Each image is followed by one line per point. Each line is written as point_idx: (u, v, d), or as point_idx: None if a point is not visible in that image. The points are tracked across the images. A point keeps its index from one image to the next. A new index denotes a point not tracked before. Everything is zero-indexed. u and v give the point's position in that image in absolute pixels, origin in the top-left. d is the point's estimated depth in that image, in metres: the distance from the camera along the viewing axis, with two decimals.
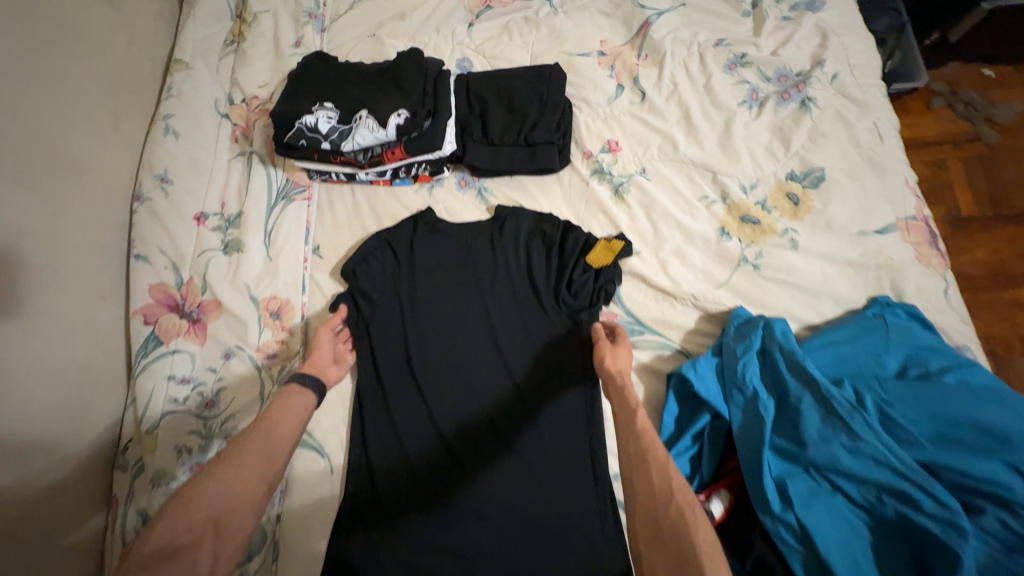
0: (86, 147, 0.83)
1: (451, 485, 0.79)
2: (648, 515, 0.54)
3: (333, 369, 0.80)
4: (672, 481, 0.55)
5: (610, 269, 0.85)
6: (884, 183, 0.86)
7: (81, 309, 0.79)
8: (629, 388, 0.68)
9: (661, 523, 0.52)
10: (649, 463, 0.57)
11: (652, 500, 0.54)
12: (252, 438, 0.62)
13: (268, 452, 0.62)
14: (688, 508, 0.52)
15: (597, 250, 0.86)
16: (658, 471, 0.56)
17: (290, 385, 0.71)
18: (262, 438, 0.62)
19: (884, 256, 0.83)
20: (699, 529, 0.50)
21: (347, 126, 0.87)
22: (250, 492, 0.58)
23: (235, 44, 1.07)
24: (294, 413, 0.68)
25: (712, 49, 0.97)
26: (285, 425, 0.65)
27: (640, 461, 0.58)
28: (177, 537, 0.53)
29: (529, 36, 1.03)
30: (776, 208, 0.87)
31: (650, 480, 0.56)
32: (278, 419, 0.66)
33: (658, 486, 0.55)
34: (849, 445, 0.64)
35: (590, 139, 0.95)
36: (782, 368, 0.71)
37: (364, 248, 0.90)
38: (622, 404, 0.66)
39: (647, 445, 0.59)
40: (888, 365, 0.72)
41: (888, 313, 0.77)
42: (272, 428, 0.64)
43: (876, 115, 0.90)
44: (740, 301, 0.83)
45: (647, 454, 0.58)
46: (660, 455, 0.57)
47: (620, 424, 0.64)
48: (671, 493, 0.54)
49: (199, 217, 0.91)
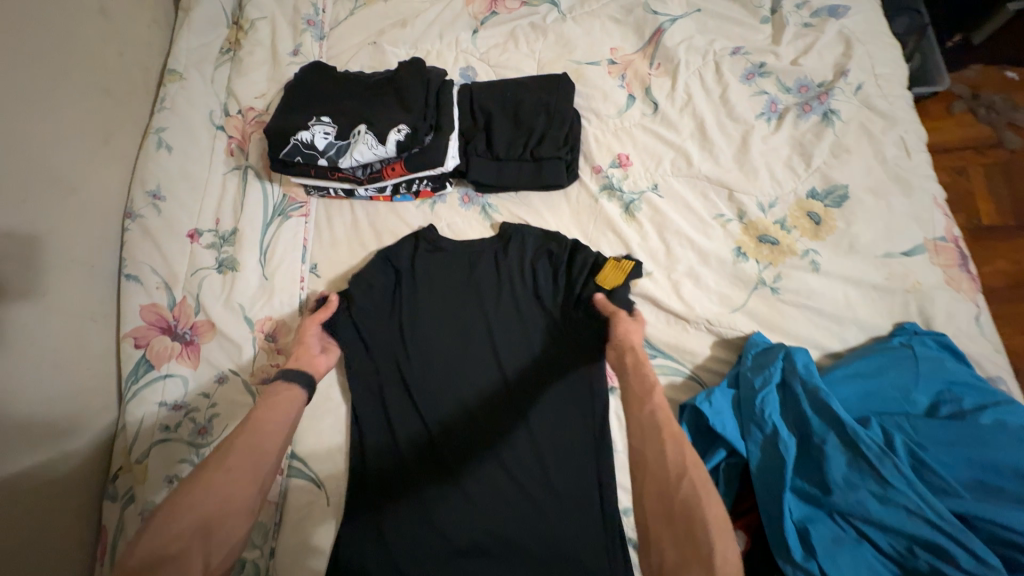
0: (75, 162, 0.80)
1: (451, 520, 0.75)
2: (660, 492, 0.52)
3: (322, 360, 0.76)
4: (686, 458, 0.53)
5: (622, 290, 0.79)
6: (913, 202, 0.81)
7: (69, 332, 0.76)
8: (646, 364, 0.67)
9: (673, 502, 0.51)
10: (662, 438, 0.56)
11: (665, 476, 0.53)
12: (240, 435, 0.60)
13: (257, 452, 0.60)
14: (703, 485, 0.51)
15: (607, 270, 0.80)
16: (671, 447, 0.55)
17: (277, 382, 0.69)
18: (250, 434, 0.61)
19: (911, 279, 0.78)
20: (711, 505, 0.50)
21: (345, 142, 0.84)
22: (242, 494, 0.56)
23: (231, 52, 1.03)
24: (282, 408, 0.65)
25: (729, 58, 0.92)
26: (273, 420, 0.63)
27: (654, 435, 0.56)
28: (167, 544, 0.51)
29: (536, 44, 0.99)
30: (796, 227, 0.82)
31: (663, 454, 0.54)
32: (265, 415, 0.63)
33: (672, 463, 0.53)
34: (879, 493, 0.60)
35: (599, 153, 0.91)
36: (805, 406, 0.67)
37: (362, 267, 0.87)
38: (639, 377, 0.64)
39: (662, 421, 0.57)
40: (917, 402, 0.68)
41: (918, 342, 0.72)
42: (260, 424, 0.62)
43: (903, 128, 0.85)
44: (758, 326, 0.79)
45: (660, 430, 0.56)
46: (675, 432, 0.56)
47: (631, 397, 0.62)
48: (684, 469, 0.52)
49: (192, 234, 0.89)
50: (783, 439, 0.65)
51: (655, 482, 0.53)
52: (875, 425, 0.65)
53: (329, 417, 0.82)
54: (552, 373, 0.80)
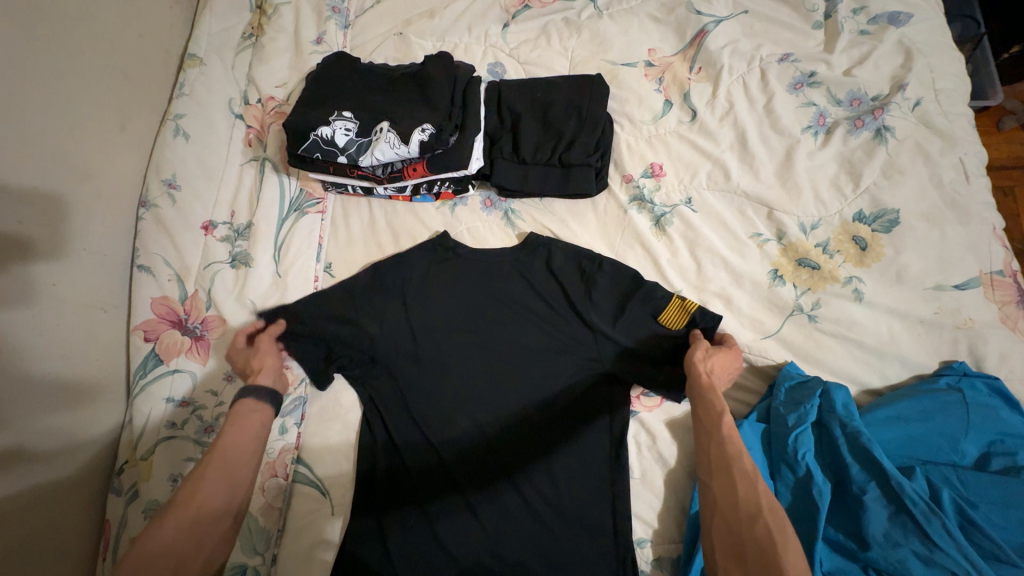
0: (90, 148, 0.78)
1: (457, 539, 0.73)
2: (731, 530, 0.52)
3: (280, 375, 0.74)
4: (760, 499, 0.52)
5: (679, 332, 0.75)
6: (969, 231, 0.75)
7: (81, 323, 0.74)
8: (715, 388, 0.65)
9: (744, 542, 0.51)
10: (734, 472, 0.55)
11: (736, 517, 0.53)
12: (211, 463, 0.61)
13: (232, 478, 0.61)
14: (777, 527, 0.50)
15: (671, 310, 0.75)
16: (743, 485, 0.54)
17: (243, 402, 0.67)
18: (222, 461, 0.61)
19: (963, 316, 0.72)
20: (791, 549, 0.48)
21: (366, 139, 0.80)
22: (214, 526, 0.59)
23: (253, 38, 1.00)
24: (252, 425, 0.65)
25: (776, 65, 0.86)
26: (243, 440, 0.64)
27: (724, 469, 0.57)
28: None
29: (569, 41, 0.94)
30: (839, 252, 0.77)
31: (734, 491, 0.54)
32: (235, 443, 0.63)
33: (742, 499, 0.53)
34: (924, 553, 0.57)
35: (631, 161, 0.86)
36: (843, 451, 0.64)
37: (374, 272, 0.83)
38: (706, 406, 0.63)
39: (733, 457, 0.57)
40: (966, 452, 0.64)
41: (966, 385, 0.68)
42: (229, 453, 0.62)
43: (963, 149, 0.78)
44: (791, 356, 0.75)
45: (730, 465, 0.56)
46: (747, 468, 0.55)
47: (702, 425, 0.62)
48: (759, 507, 0.52)
49: (207, 226, 0.87)
50: (817, 483, 0.62)
51: (728, 517, 0.53)
52: (919, 477, 0.62)
53: (337, 424, 0.80)
54: (571, 392, 0.77)
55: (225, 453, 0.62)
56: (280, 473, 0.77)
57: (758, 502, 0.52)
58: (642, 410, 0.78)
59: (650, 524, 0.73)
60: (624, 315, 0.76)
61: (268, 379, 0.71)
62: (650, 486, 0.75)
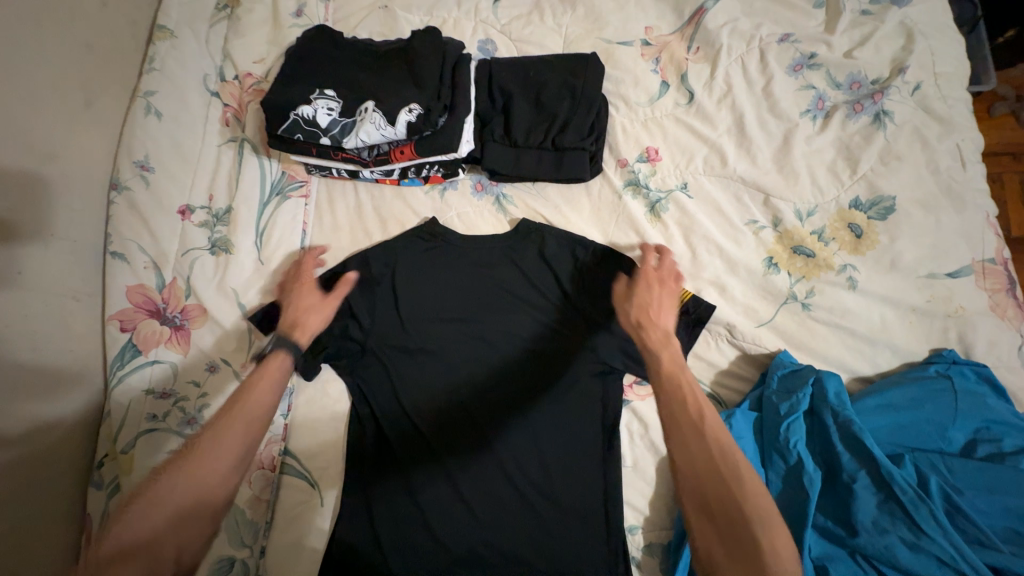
0: (53, 126, 0.73)
1: (447, 529, 0.72)
2: (694, 490, 0.51)
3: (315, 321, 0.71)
4: (712, 451, 0.52)
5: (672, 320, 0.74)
6: (963, 219, 0.74)
7: (51, 313, 0.70)
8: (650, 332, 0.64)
9: (708, 497, 0.50)
10: (686, 432, 0.53)
11: (696, 475, 0.51)
12: (227, 418, 0.57)
13: (249, 435, 0.57)
14: (734, 476, 0.50)
15: None
16: (694, 440, 0.52)
17: (276, 358, 0.64)
18: (238, 415, 0.57)
19: (954, 304, 0.72)
20: (749, 498, 0.49)
21: (350, 120, 0.76)
22: (220, 485, 0.54)
23: (228, 9, 0.94)
24: (266, 387, 0.61)
25: (776, 46, 0.83)
26: (250, 401, 0.59)
27: (675, 427, 0.54)
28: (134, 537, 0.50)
29: (563, 17, 0.90)
30: (834, 239, 0.76)
31: (688, 448, 0.53)
32: (256, 398, 0.59)
33: (698, 456, 0.52)
34: (910, 540, 0.58)
35: (626, 145, 0.84)
36: (834, 439, 0.64)
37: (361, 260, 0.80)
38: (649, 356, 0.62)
39: (680, 410, 0.55)
40: (953, 439, 0.65)
41: (956, 373, 0.68)
42: (248, 409, 0.58)
43: (960, 135, 0.77)
44: (784, 344, 0.75)
45: (678, 420, 0.54)
46: (695, 420, 0.53)
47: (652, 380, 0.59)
48: (716, 466, 0.51)
49: (184, 210, 0.83)
50: (807, 471, 0.63)
51: (693, 487, 0.51)
52: (907, 465, 0.62)
53: (325, 415, 0.78)
54: (564, 380, 0.76)
55: (247, 408, 0.58)
56: (267, 465, 0.75)
57: (717, 463, 0.51)
58: (634, 399, 0.77)
59: (642, 512, 0.73)
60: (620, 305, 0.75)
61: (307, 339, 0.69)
62: (641, 474, 0.75)
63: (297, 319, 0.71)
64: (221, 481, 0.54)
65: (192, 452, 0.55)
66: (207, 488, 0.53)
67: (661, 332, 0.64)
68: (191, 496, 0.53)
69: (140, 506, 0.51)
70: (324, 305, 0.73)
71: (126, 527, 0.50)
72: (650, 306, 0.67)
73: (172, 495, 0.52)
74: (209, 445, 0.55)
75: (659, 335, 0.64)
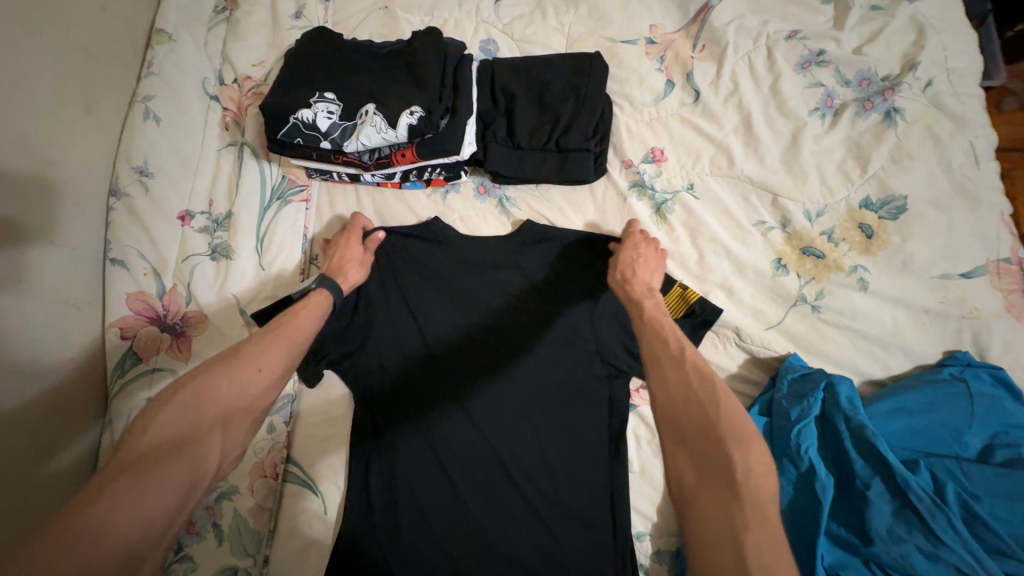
0: (50, 132, 0.72)
1: (452, 535, 0.72)
2: (670, 419, 0.49)
3: (353, 271, 0.73)
4: (689, 378, 0.50)
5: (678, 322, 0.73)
6: (977, 218, 0.72)
7: (50, 322, 0.70)
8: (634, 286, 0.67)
9: (683, 422, 0.48)
10: (664, 363, 0.53)
11: (672, 403, 0.50)
12: (273, 335, 0.58)
13: (292, 352, 0.59)
14: (711, 399, 0.48)
15: (671, 300, 0.74)
16: (672, 368, 0.52)
17: (317, 294, 0.66)
18: (286, 334, 0.59)
19: (968, 305, 0.71)
20: (725, 419, 0.47)
21: (351, 123, 0.75)
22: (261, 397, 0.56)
23: (226, 12, 0.94)
24: (308, 319, 0.63)
25: (784, 42, 0.81)
26: (295, 326, 0.61)
27: (655, 362, 0.54)
28: (182, 430, 0.50)
29: (565, 16, 0.88)
30: (844, 240, 0.74)
31: (665, 378, 0.52)
32: (300, 322, 0.62)
33: (674, 385, 0.51)
34: (927, 549, 0.57)
35: (631, 146, 0.82)
36: (847, 445, 0.63)
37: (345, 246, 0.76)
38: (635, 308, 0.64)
39: (660, 346, 0.55)
40: (969, 444, 0.64)
41: (971, 375, 0.67)
42: (291, 330, 0.60)
43: (973, 132, 0.75)
44: (794, 347, 0.73)
45: (658, 356, 0.54)
46: (672, 353, 0.53)
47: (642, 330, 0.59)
48: (689, 386, 0.50)
49: (184, 216, 0.82)
50: (820, 478, 0.61)
51: (667, 412, 0.50)
52: (923, 471, 0.61)
53: (327, 420, 0.78)
54: (570, 386, 0.75)
55: (288, 329, 0.60)
56: (270, 473, 0.74)
57: (692, 385, 0.50)
58: (641, 403, 0.76)
59: (649, 519, 0.72)
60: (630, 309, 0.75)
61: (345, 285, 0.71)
62: (649, 479, 0.74)
63: (339, 266, 0.73)
64: (261, 394, 0.55)
65: (234, 362, 0.55)
66: (249, 397, 0.54)
67: (644, 285, 0.67)
68: (236, 399, 0.53)
69: (183, 402, 0.52)
70: (368, 259, 0.76)
71: (170, 421, 0.50)
72: (635, 263, 0.71)
73: (217, 398, 0.53)
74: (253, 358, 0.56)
75: (640, 287, 0.67)
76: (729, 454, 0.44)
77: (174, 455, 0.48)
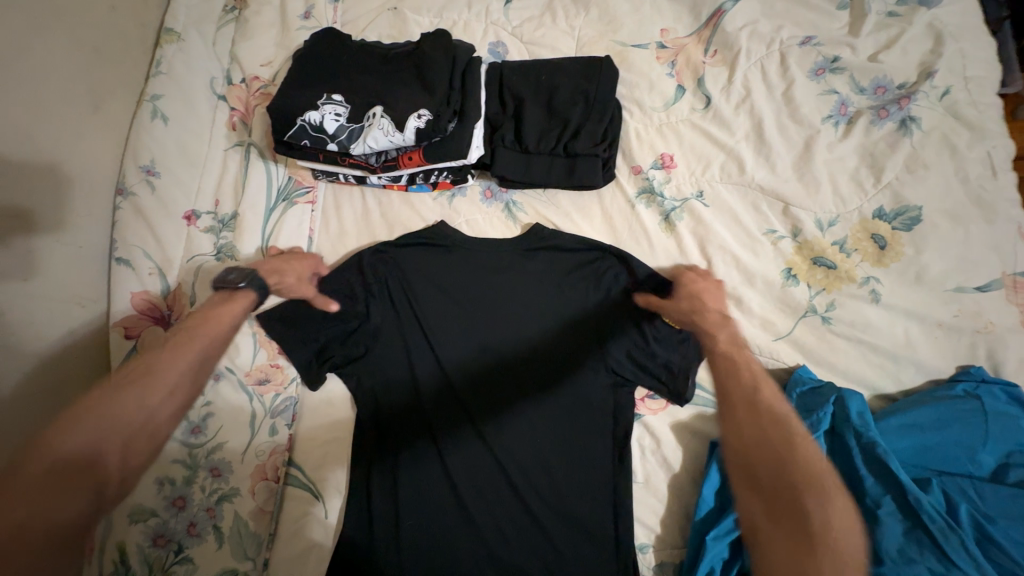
0: (59, 130, 0.72)
1: (453, 543, 0.71)
2: (742, 460, 0.50)
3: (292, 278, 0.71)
4: (766, 425, 0.50)
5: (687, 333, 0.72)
6: (993, 230, 0.71)
7: (54, 321, 0.70)
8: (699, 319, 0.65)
9: (757, 468, 0.49)
10: (737, 405, 0.52)
11: (746, 448, 0.50)
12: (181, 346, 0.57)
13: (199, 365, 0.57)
14: (791, 450, 0.48)
15: None
16: (745, 413, 0.51)
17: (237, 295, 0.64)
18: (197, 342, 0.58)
19: (983, 320, 0.69)
20: (803, 470, 0.47)
21: (358, 125, 0.75)
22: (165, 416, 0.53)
23: (235, 11, 0.93)
24: (224, 327, 0.61)
25: (797, 49, 0.80)
26: (213, 334, 0.59)
27: (728, 402, 0.53)
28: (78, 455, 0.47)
29: (576, 19, 0.87)
30: (857, 251, 0.73)
31: (738, 422, 0.51)
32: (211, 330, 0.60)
33: (749, 430, 0.51)
34: (939, 570, 0.56)
35: (640, 151, 0.81)
36: (857, 462, 0.62)
37: (356, 260, 0.78)
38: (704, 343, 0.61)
39: (734, 387, 0.54)
40: (983, 463, 0.62)
41: (985, 392, 0.66)
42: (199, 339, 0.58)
43: (991, 142, 0.74)
44: (803, 359, 0.72)
45: (731, 398, 0.53)
46: (747, 394, 0.52)
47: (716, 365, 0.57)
48: (766, 432, 0.50)
49: (190, 216, 0.82)
50: None
51: (739, 455, 0.50)
52: (935, 490, 0.60)
53: (329, 423, 0.77)
54: (575, 393, 0.74)
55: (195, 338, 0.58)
56: (271, 476, 0.74)
57: (770, 436, 0.49)
58: (647, 413, 0.75)
59: (653, 530, 0.71)
60: (640, 318, 0.74)
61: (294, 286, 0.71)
62: (653, 491, 0.73)
63: (278, 267, 0.71)
64: (177, 409, 0.55)
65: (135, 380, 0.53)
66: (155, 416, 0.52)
67: (675, 326, 0.71)
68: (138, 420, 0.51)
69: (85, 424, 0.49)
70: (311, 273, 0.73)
71: (77, 441, 0.48)
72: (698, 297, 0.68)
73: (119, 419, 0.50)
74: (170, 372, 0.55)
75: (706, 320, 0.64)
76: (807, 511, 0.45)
77: (78, 475, 0.47)
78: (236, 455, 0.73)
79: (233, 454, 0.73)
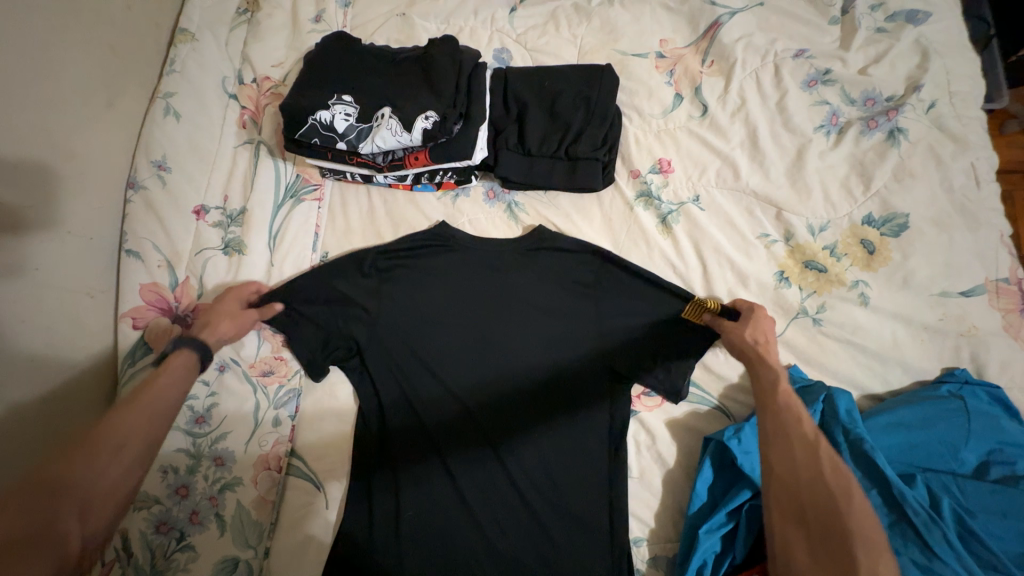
0: (74, 125, 0.74)
1: (451, 534, 0.73)
2: (792, 496, 0.52)
3: (226, 324, 0.72)
4: (822, 469, 0.53)
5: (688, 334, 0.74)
6: (976, 238, 0.74)
7: (64, 309, 0.71)
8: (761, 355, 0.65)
9: (808, 507, 0.51)
10: (794, 446, 0.55)
11: (797, 485, 0.53)
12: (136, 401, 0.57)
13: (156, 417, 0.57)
14: (841, 496, 0.50)
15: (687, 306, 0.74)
16: (802, 454, 0.54)
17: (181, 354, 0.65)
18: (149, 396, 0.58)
19: (966, 323, 0.72)
20: (855, 521, 0.49)
21: (367, 125, 0.77)
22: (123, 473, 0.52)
23: (248, 13, 0.96)
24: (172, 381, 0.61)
25: (790, 61, 0.83)
26: (154, 395, 0.59)
27: (781, 440, 0.56)
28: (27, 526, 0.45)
29: (578, 28, 0.90)
30: (846, 255, 0.76)
31: (793, 459, 0.54)
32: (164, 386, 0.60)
33: (803, 470, 0.53)
34: (923, 563, 0.58)
35: (638, 156, 0.84)
36: (845, 457, 0.64)
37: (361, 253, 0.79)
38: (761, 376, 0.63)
39: (791, 426, 0.57)
40: (965, 460, 0.65)
41: (968, 393, 0.68)
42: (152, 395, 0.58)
43: (974, 154, 0.77)
44: (794, 358, 0.75)
45: (788, 436, 0.56)
46: (805, 436, 0.55)
47: (769, 403, 0.60)
48: (820, 476, 0.52)
49: (198, 211, 0.84)
50: None
51: (788, 491, 0.53)
52: (919, 485, 0.62)
53: (331, 416, 0.79)
54: (573, 388, 0.76)
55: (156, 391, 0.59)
56: (273, 466, 0.75)
57: (825, 481, 0.52)
58: (642, 410, 0.76)
59: (647, 525, 0.73)
60: (641, 316, 0.76)
61: (229, 328, 0.72)
62: (648, 485, 0.74)
63: (207, 319, 0.71)
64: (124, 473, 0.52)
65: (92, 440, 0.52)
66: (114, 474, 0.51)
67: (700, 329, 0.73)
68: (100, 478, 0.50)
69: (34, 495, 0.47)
70: (242, 316, 0.74)
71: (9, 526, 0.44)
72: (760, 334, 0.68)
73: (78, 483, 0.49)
74: (113, 437, 0.53)
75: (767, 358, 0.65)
76: (858, 560, 0.46)
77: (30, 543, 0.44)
78: (240, 445, 0.75)
79: (238, 444, 0.74)
